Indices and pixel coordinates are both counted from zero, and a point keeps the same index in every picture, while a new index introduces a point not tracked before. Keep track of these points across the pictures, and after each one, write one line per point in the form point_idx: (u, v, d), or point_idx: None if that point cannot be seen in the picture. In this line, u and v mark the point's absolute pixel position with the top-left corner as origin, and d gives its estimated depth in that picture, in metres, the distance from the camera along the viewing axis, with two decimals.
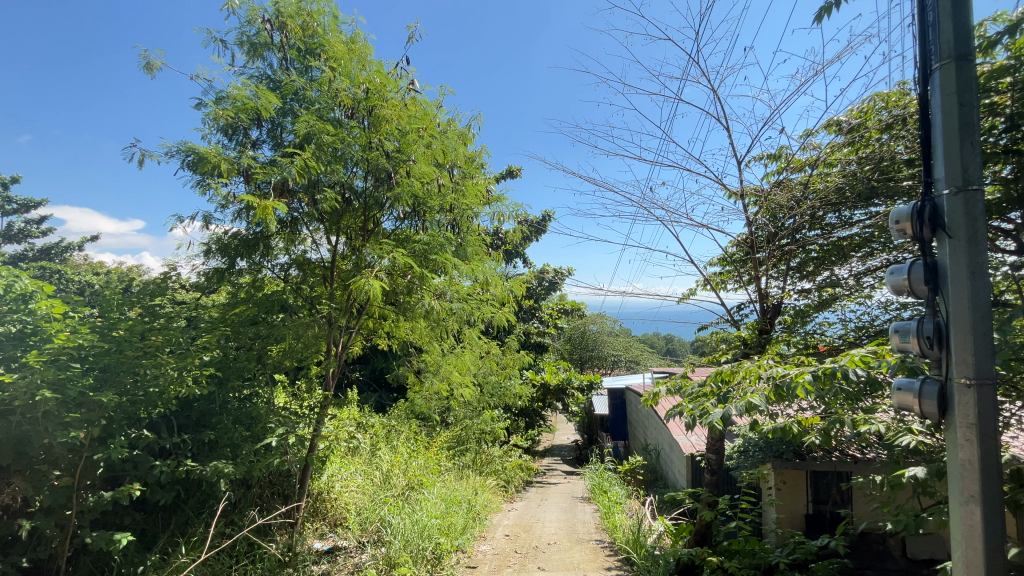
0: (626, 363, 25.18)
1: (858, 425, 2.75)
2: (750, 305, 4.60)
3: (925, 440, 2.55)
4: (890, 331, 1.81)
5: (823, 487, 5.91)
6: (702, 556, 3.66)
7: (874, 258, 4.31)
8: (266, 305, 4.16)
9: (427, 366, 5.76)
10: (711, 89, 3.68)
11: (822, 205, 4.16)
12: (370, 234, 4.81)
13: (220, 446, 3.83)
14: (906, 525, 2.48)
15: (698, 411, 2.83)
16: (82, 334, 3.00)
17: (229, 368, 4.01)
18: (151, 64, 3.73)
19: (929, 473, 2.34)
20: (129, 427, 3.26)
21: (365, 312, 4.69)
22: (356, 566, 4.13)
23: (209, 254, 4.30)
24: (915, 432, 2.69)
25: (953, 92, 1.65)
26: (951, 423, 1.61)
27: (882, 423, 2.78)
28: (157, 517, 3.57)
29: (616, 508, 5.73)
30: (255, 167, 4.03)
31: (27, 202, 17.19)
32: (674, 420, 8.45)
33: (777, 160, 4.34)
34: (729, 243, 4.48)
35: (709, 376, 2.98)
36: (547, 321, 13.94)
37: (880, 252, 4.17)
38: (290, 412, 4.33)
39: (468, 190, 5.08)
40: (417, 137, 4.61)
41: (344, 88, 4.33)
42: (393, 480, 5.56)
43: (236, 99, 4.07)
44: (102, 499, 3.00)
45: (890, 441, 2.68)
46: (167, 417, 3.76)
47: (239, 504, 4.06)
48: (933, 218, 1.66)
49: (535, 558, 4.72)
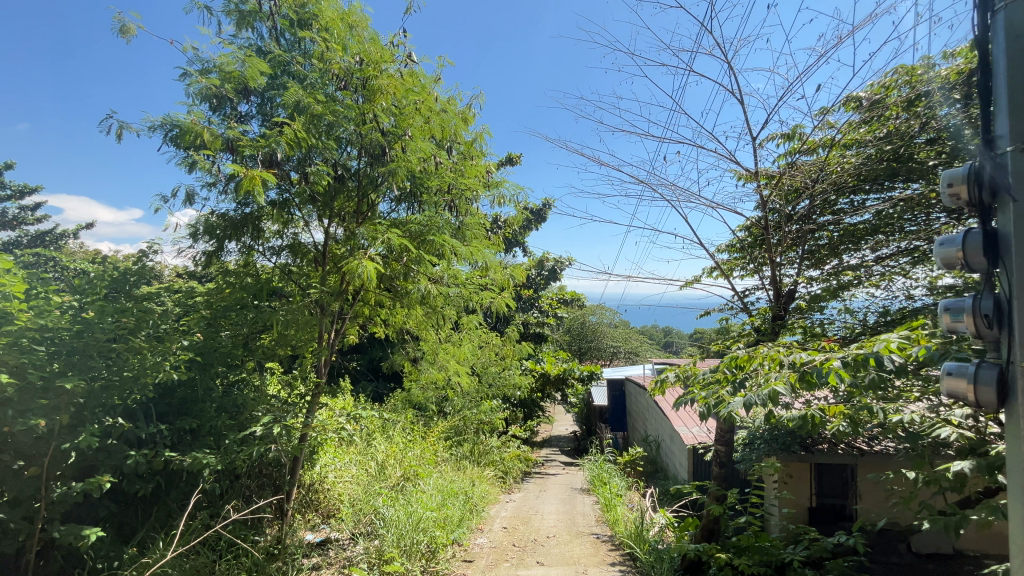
0: (626, 355, 25.20)
1: (891, 417, 2.57)
2: (760, 291, 4.37)
3: (969, 432, 2.27)
4: (937, 310, 1.58)
5: (828, 479, 5.83)
6: (710, 553, 3.45)
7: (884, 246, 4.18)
8: (255, 290, 4.02)
9: (424, 355, 5.61)
10: (725, 60, 3.48)
11: (833, 188, 4.07)
12: (365, 217, 4.49)
13: (203, 434, 3.61)
14: (946, 525, 2.22)
15: (713, 400, 2.61)
16: (47, 315, 2.74)
17: (214, 353, 3.78)
18: (126, 27, 3.48)
19: (976, 468, 2.08)
20: (103, 416, 3.01)
21: (359, 296, 4.47)
22: (347, 561, 3.94)
23: (197, 236, 4.19)
24: (952, 424, 2.40)
25: (1021, 33, 1.44)
26: (1012, 413, 1.41)
27: (916, 414, 2.54)
28: (136, 508, 3.34)
29: (616, 500, 5.59)
30: (242, 140, 3.81)
31: (21, 188, 16.85)
32: (685, 409, 8.24)
33: (789, 140, 4.14)
34: (740, 226, 4.29)
35: (723, 362, 2.77)
36: (547, 312, 13.80)
37: (891, 241, 4.25)
38: (279, 401, 4.14)
39: (468, 170, 4.84)
40: (414, 111, 4.36)
41: (338, 60, 4.07)
42: (388, 471, 5.45)
43: (222, 68, 3.85)
44: (71, 492, 2.74)
45: (924, 435, 2.44)
46: (146, 405, 3.43)
47: (226, 494, 3.85)
48: (993, 179, 1.46)
49: (534, 552, 4.55)
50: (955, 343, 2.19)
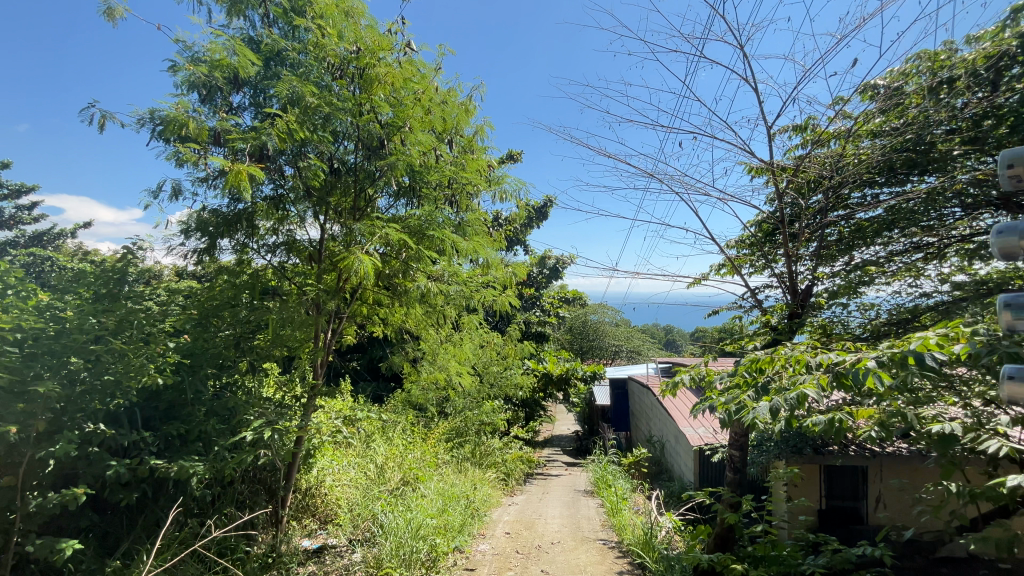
0: (627, 354, 25.02)
1: (925, 422, 2.40)
2: (773, 288, 4.20)
3: (1017, 442, 2.11)
4: (997, 306, 1.40)
5: (838, 481, 5.66)
6: (724, 562, 3.29)
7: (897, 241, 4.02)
8: (247, 289, 3.85)
9: (424, 355, 5.45)
10: (738, 47, 3.36)
11: (849, 181, 3.91)
12: (362, 213, 4.33)
13: (192, 440, 3.45)
14: (994, 543, 2.09)
15: (733, 406, 2.45)
16: (22, 314, 2.59)
17: (203, 354, 3.61)
18: (110, 10, 3.31)
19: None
20: (84, 422, 2.86)
21: (356, 295, 4.31)
22: (345, 570, 3.79)
23: (188, 233, 4.04)
24: (997, 432, 2.22)
25: None
26: None
27: (956, 420, 2.36)
28: (121, 518, 3.19)
29: (623, 504, 5.43)
30: (232, 132, 3.66)
31: (18, 187, 16.68)
32: (706, 416, 7.42)
33: (802, 131, 3.97)
34: (752, 222, 4.13)
35: (742, 364, 2.62)
36: (548, 310, 13.65)
37: (906, 236, 4.08)
38: (273, 403, 3.97)
39: (469, 164, 4.68)
40: (413, 103, 4.20)
41: (333, 48, 3.90)
42: (388, 474, 5.30)
43: (211, 56, 3.69)
44: (48, 504, 2.59)
45: (965, 442, 2.25)
46: (133, 409, 3.28)
47: (218, 501, 3.69)
48: None
49: (538, 560, 4.39)
50: (1000, 343, 2.01)
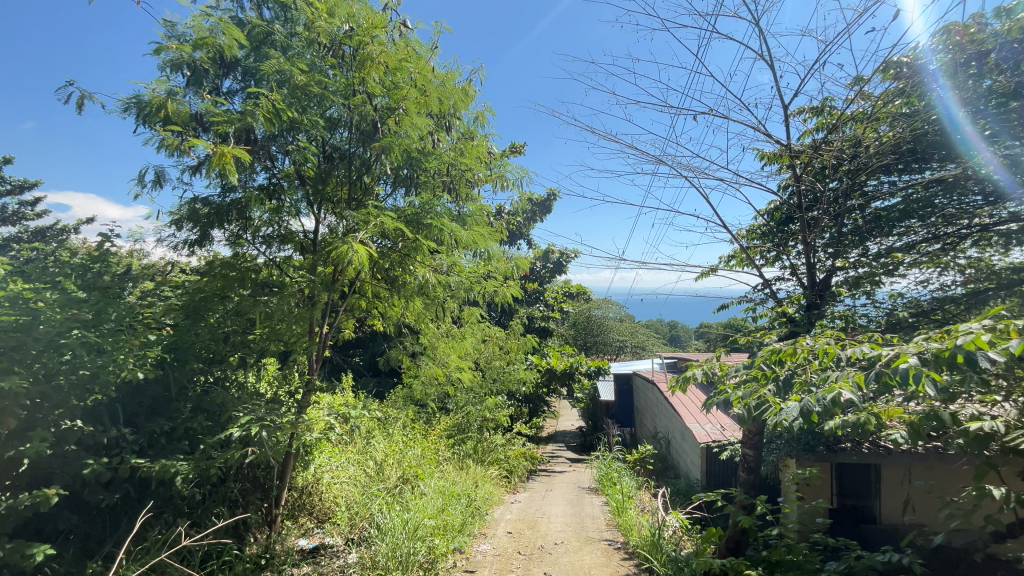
0: (632, 349, 24.81)
1: (962, 420, 2.20)
2: (788, 279, 4.01)
3: None
4: None
5: (850, 479, 5.48)
6: (737, 567, 3.11)
7: (915, 229, 3.82)
8: (237, 280, 3.68)
9: (423, 349, 5.29)
10: (752, 22, 3.20)
11: (870, 165, 3.70)
12: (357, 202, 4.15)
13: (178, 437, 3.30)
14: None
15: (754, 402, 2.27)
16: None
17: (190, 348, 3.46)
18: None
19: None
20: (59, 419, 2.71)
21: (352, 287, 4.15)
22: (339, 571, 3.65)
23: (179, 223, 3.88)
24: None
25: None
26: None
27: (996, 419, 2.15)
28: (104, 519, 3.05)
29: (629, 503, 5.26)
30: (219, 116, 3.49)
31: (20, 183, 16.59)
32: (714, 411, 7.20)
33: (818, 114, 3.77)
34: (765, 208, 3.92)
35: (760, 356, 2.43)
36: (553, 305, 13.48)
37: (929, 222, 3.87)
38: (265, 399, 3.81)
39: (468, 152, 4.50)
40: (409, 86, 4.01)
41: (325, 27, 3.71)
42: (387, 472, 5.14)
43: (196, 37, 3.51)
44: (19, 506, 2.45)
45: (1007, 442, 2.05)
46: (114, 405, 3.13)
47: (208, 500, 3.54)
48: None
49: (541, 561, 4.23)
50: None
